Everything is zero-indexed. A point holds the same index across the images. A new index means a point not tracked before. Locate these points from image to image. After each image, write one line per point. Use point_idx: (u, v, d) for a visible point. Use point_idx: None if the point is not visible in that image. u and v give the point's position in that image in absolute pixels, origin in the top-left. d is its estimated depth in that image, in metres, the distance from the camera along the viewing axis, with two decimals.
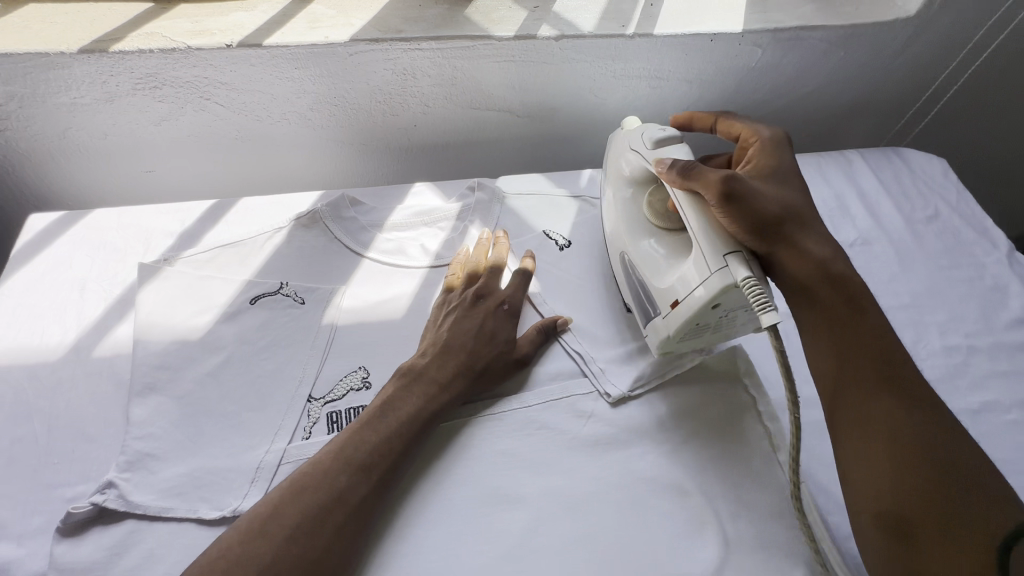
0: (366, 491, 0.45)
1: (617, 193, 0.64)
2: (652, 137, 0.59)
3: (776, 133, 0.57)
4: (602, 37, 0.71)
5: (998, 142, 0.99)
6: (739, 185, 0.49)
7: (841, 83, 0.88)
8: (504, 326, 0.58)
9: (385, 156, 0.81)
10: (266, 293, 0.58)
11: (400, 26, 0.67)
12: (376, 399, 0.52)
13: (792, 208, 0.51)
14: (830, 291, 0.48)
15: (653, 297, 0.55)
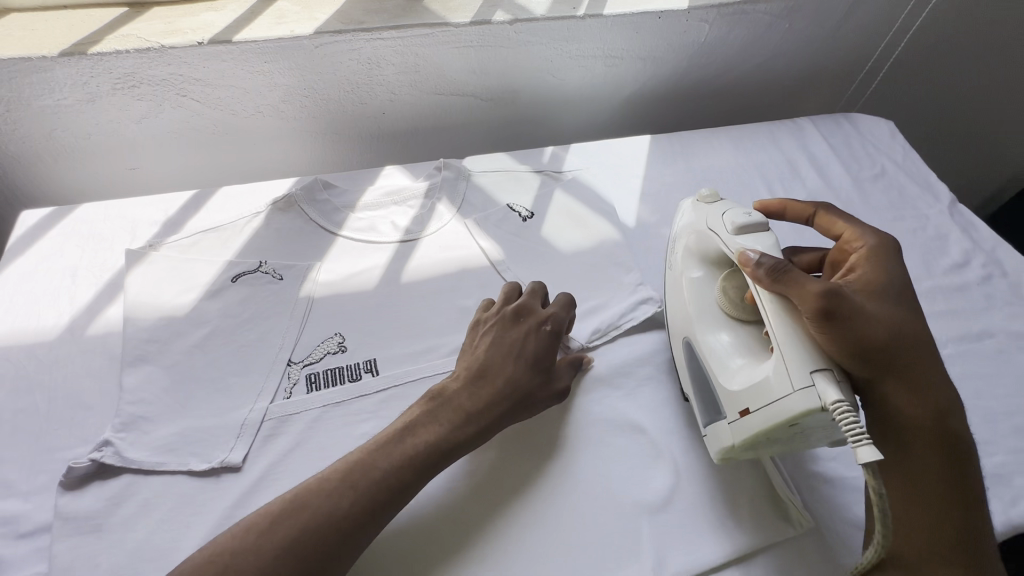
0: (365, 520, 0.42)
1: (684, 273, 0.56)
2: (735, 220, 0.51)
3: (888, 242, 0.49)
4: (555, 19, 0.75)
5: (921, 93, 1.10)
6: (841, 301, 0.41)
7: (789, 53, 0.93)
8: (543, 349, 0.54)
9: (358, 144, 0.86)
10: (246, 272, 0.62)
11: (362, 18, 0.71)
12: (399, 420, 0.49)
13: (905, 335, 0.43)
14: (928, 437, 0.42)
15: (721, 401, 0.48)
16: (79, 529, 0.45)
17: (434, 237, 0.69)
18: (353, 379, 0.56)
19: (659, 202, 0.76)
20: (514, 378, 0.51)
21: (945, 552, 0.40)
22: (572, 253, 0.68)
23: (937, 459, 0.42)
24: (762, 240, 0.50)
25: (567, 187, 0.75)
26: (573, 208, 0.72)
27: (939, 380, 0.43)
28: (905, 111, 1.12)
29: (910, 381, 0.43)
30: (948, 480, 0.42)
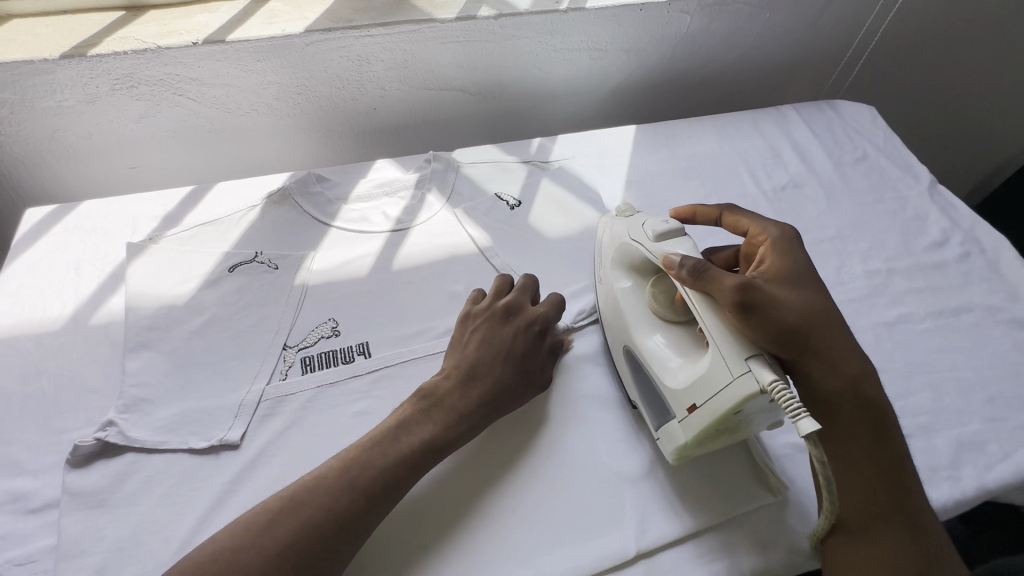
0: (365, 513, 0.44)
1: (614, 284, 0.59)
2: (654, 228, 0.55)
3: (786, 230, 0.52)
4: (538, 13, 0.77)
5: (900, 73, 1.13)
6: (756, 291, 0.44)
7: (771, 42, 0.95)
8: (531, 347, 0.56)
9: (350, 140, 0.88)
10: (243, 262, 0.65)
11: (351, 16, 0.73)
12: (393, 416, 0.50)
13: (816, 314, 0.46)
14: (849, 405, 0.44)
15: (666, 401, 0.50)
16: (85, 504, 0.47)
17: (425, 227, 0.71)
18: (346, 361, 0.58)
19: (644, 189, 0.78)
20: (504, 378, 0.53)
21: (885, 516, 0.42)
22: (558, 240, 0.71)
23: (862, 424, 0.44)
24: (681, 245, 0.53)
25: (553, 177, 0.77)
26: (559, 196, 0.75)
27: (851, 350, 0.46)
28: (886, 89, 1.16)
29: (827, 354, 0.45)
30: (876, 445, 0.44)
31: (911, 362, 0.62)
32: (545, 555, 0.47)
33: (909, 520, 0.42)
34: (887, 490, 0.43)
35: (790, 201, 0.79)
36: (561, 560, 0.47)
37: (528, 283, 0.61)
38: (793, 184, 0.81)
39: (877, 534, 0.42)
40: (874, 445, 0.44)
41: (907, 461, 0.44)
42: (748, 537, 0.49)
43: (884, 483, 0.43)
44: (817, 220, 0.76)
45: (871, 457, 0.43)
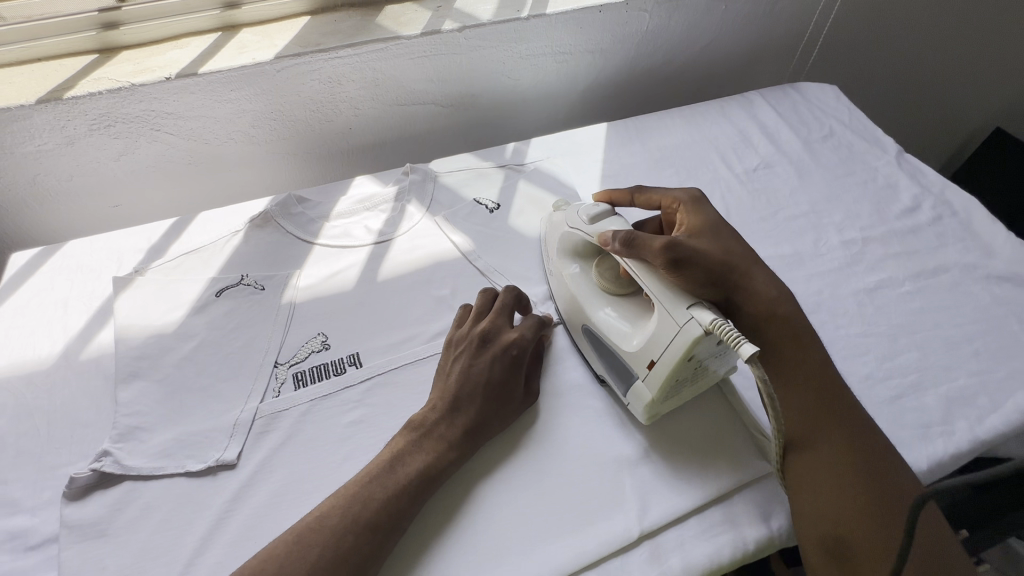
0: (372, 548, 0.44)
1: (562, 270, 0.61)
2: (585, 211, 0.58)
3: (692, 192, 0.59)
4: (501, 22, 0.80)
5: (859, 54, 1.17)
6: (684, 247, 0.50)
7: (731, 33, 0.98)
8: (516, 369, 0.55)
9: (328, 160, 0.89)
10: (229, 285, 0.65)
11: (319, 40, 0.75)
12: (384, 451, 0.50)
13: (732, 255, 0.53)
14: (774, 328, 0.51)
15: (628, 364, 0.52)
16: (85, 535, 0.47)
17: (407, 237, 0.72)
18: (338, 373, 0.58)
19: (619, 182, 0.80)
20: (489, 404, 0.52)
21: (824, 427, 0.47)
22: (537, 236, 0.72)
23: (788, 346, 0.51)
24: (613, 223, 0.57)
25: (532, 177, 0.79)
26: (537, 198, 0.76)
27: (770, 281, 0.53)
28: (848, 68, 1.19)
29: (748, 287, 0.53)
30: (806, 364, 0.50)
31: (895, 324, 0.63)
32: (552, 547, 0.47)
33: (847, 425, 0.47)
34: (820, 400, 0.48)
35: (762, 181, 0.80)
36: (567, 550, 0.47)
37: (510, 301, 0.60)
38: (764, 166, 0.82)
39: (821, 445, 0.46)
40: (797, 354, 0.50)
41: (835, 376, 0.50)
42: (749, 508, 0.50)
43: (817, 394, 0.49)
44: (790, 197, 0.78)
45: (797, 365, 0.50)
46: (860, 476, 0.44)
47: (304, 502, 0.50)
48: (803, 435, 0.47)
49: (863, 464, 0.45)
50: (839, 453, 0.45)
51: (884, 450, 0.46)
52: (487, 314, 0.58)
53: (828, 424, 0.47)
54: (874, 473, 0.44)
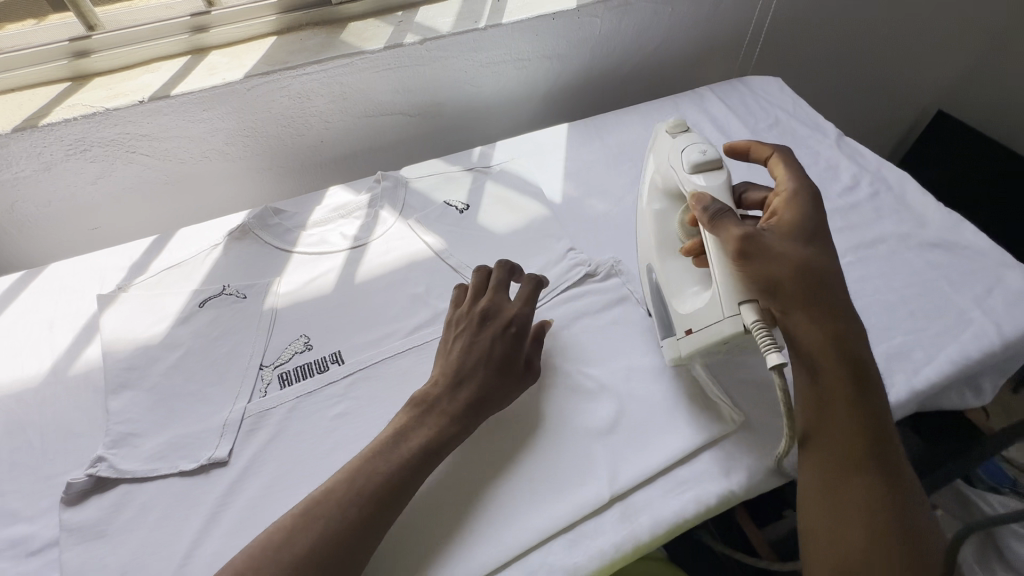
0: (377, 520, 0.47)
1: (650, 205, 0.67)
2: (686, 157, 0.62)
3: (806, 186, 0.57)
4: (460, 33, 0.84)
5: (802, 48, 1.24)
6: (752, 250, 0.51)
7: (679, 34, 1.03)
8: (514, 347, 0.57)
9: (302, 173, 0.93)
10: (212, 296, 0.68)
11: (286, 58, 0.79)
12: (389, 426, 0.53)
13: (811, 275, 0.51)
14: (834, 361, 0.48)
15: (670, 319, 0.58)
16: (84, 537, 0.50)
17: (382, 240, 0.75)
18: (321, 371, 0.61)
19: (581, 178, 0.84)
20: (487, 381, 0.55)
21: (865, 466, 0.46)
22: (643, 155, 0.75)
23: (842, 378, 0.48)
24: (712, 177, 0.60)
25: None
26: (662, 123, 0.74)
27: (830, 308, 0.50)
28: (793, 61, 1.26)
29: (811, 304, 0.50)
30: (861, 400, 0.48)
31: None
32: (533, 516, 0.50)
33: (889, 468, 0.46)
34: (870, 440, 0.47)
35: None
36: (544, 517, 0.50)
37: (502, 279, 0.62)
38: None
39: (857, 484, 0.45)
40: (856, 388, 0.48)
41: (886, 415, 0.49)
42: (711, 466, 0.54)
43: (866, 432, 0.47)
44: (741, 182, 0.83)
45: (852, 398, 0.48)
46: (892, 520, 0.44)
47: (295, 491, 0.53)
48: (839, 473, 0.46)
49: (898, 511, 0.45)
50: (869, 491, 0.45)
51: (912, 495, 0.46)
52: (484, 295, 0.61)
53: (870, 466, 0.46)
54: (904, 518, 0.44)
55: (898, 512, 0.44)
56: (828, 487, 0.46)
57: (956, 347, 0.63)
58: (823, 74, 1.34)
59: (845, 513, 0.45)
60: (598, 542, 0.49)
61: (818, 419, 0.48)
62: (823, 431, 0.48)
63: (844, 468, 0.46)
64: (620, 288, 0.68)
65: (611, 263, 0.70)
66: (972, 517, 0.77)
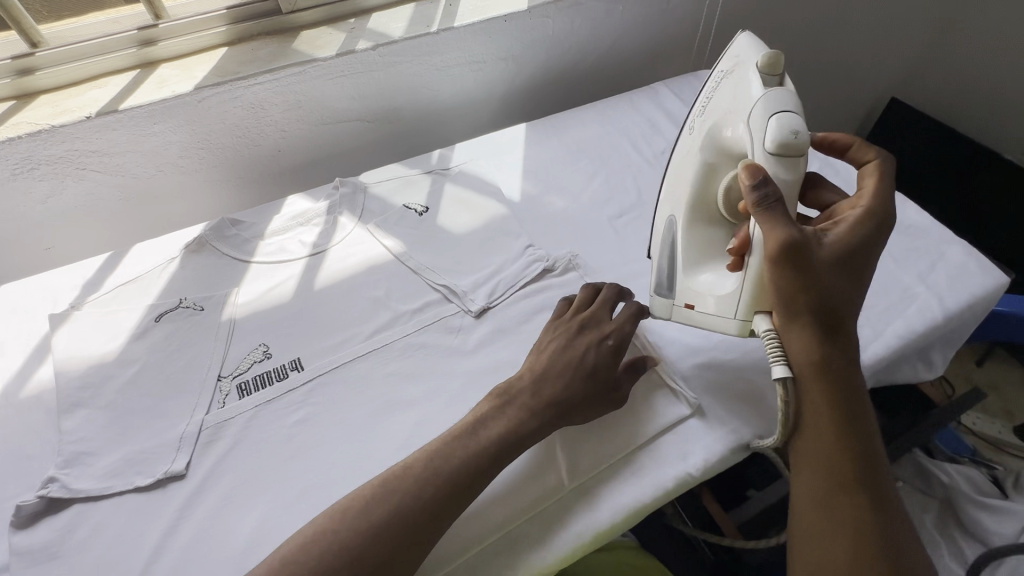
0: (450, 503, 0.47)
1: (699, 152, 0.63)
2: (772, 129, 0.53)
3: (881, 209, 0.52)
4: (412, 38, 0.85)
5: (755, 42, 1.27)
6: (780, 258, 0.47)
7: (633, 32, 1.05)
8: (608, 359, 0.56)
9: (262, 183, 0.92)
10: (168, 309, 0.68)
11: (237, 69, 0.79)
12: (470, 413, 0.53)
13: (829, 294, 0.48)
14: (825, 383, 0.46)
15: (674, 282, 0.61)
16: (36, 559, 0.49)
17: (341, 246, 0.75)
18: (281, 379, 0.61)
19: (539, 176, 0.85)
20: (573, 386, 0.54)
21: (853, 491, 0.44)
22: (720, 76, 0.65)
23: (833, 399, 0.46)
24: (789, 169, 0.52)
25: (748, 38, 0.65)
26: (756, 49, 0.62)
27: (835, 329, 0.48)
28: None
29: (817, 323, 0.47)
30: (852, 424, 0.46)
31: None
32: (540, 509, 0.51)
33: (876, 490, 0.45)
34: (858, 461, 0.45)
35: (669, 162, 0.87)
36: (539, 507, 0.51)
37: (609, 293, 0.62)
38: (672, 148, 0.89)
39: (843, 505, 0.44)
40: (846, 410, 0.46)
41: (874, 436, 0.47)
42: (670, 450, 0.55)
43: (856, 453, 0.45)
44: None
45: (843, 422, 0.46)
46: (879, 542, 0.43)
47: (254, 500, 0.52)
48: (827, 494, 0.45)
49: (882, 533, 0.43)
50: (855, 516, 0.44)
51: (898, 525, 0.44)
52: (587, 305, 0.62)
53: (858, 488, 0.44)
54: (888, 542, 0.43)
55: (886, 542, 0.43)
56: (811, 505, 0.45)
57: (901, 322, 0.65)
58: None
59: (829, 533, 0.44)
60: (563, 531, 0.50)
61: (810, 440, 0.47)
62: (812, 451, 0.46)
63: (831, 489, 0.45)
64: (578, 281, 0.69)
65: (569, 258, 0.71)
66: (931, 487, 0.80)
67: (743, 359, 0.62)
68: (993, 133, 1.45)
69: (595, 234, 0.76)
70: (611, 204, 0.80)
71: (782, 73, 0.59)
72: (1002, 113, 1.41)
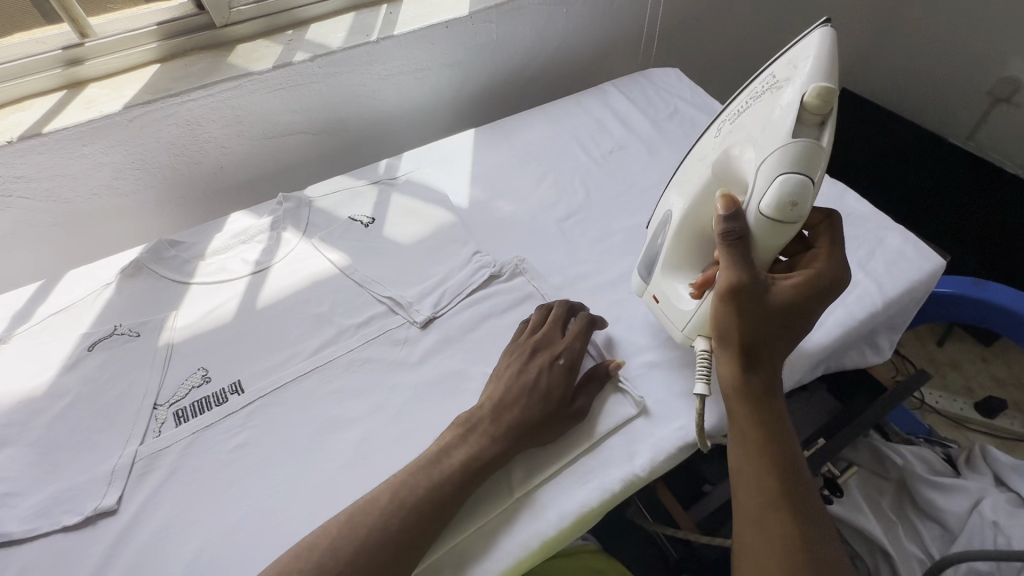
0: (417, 532, 0.46)
1: (713, 153, 0.56)
2: (774, 193, 0.48)
3: (836, 263, 0.53)
4: (351, 48, 0.83)
5: (701, 38, 1.29)
6: (730, 296, 0.49)
7: (578, 33, 1.06)
8: (562, 379, 0.56)
9: (207, 202, 0.90)
10: (102, 337, 0.65)
11: (169, 86, 0.77)
12: (434, 444, 0.52)
13: (766, 331, 0.49)
14: (751, 406, 0.49)
15: (652, 271, 0.61)
16: None
17: (284, 262, 0.73)
18: (219, 403, 0.59)
19: (487, 181, 0.85)
20: (530, 410, 0.53)
21: (784, 507, 0.46)
22: (770, 76, 0.52)
23: (759, 420, 0.49)
24: (773, 232, 0.50)
25: (821, 37, 0.49)
26: (821, 62, 0.47)
27: (767, 361, 0.50)
28: (695, 50, 1.31)
29: (750, 355, 0.50)
30: (780, 442, 0.48)
31: None
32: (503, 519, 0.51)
33: (804, 510, 0.46)
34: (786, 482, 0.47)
35: (617, 162, 0.87)
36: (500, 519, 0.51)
37: (561, 311, 0.62)
38: (619, 148, 0.90)
39: (775, 522, 0.45)
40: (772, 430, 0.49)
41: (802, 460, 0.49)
42: (616, 453, 0.54)
43: (784, 471, 0.47)
44: (642, 171, 0.85)
45: (770, 440, 0.48)
46: (809, 559, 0.44)
47: (189, 531, 0.50)
48: (758, 512, 0.46)
49: (812, 549, 0.44)
50: (786, 530, 0.45)
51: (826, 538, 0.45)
52: (540, 325, 0.61)
53: (786, 507, 0.46)
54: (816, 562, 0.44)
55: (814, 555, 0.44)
56: (743, 526, 0.47)
57: (842, 310, 0.66)
58: (725, 61, 1.40)
59: (759, 552, 0.45)
60: (508, 543, 0.49)
61: (741, 460, 0.48)
62: (743, 472, 0.48)
63: (762, 509, 0.46)
64: (524, 286, 0.69)
65: (516, 263, 0.71)
66: (887, 470, 0.81)
67: (688, 355, 0.62)
68: (940, 119, 1.49)
69: (542, 237, 0.76)
70: (559, 207, 0.80)
71: (829, 114, 0.47)
72: (947, 99, 1.45)
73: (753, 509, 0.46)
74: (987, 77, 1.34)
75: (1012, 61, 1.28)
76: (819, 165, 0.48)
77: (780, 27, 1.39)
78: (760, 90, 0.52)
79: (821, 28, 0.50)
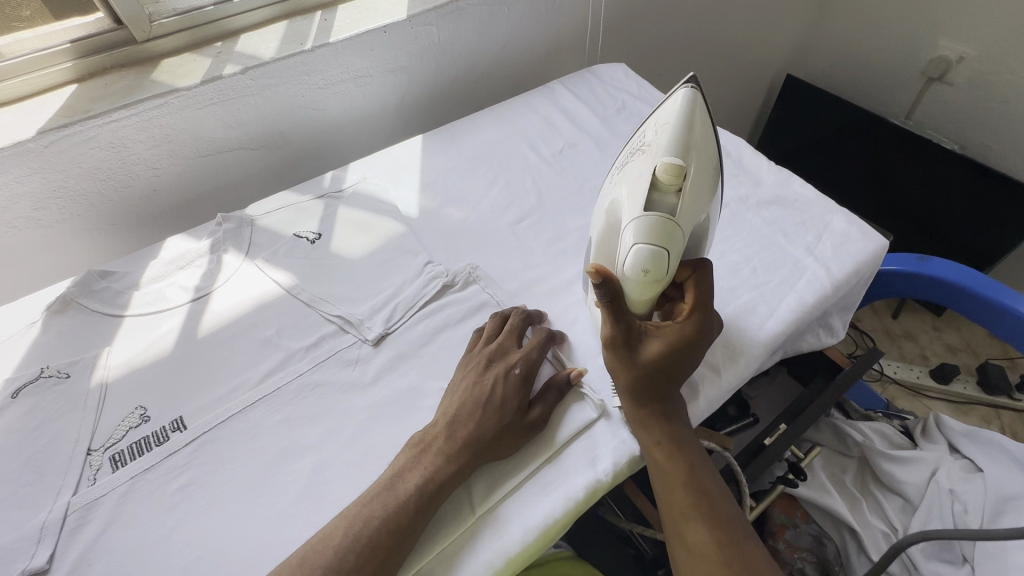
0: (374, 566, 0.44)
1: (603, 202, 0.61)
2: (630, 261, 0.52)
3: (708, 306, 0.55)
4: (284, 58, 0.80)
5: (648, 30, 1.29)
6: (609, 355, 0.53)
7: (522, 30, 1.04)
8: (517, 390, 0.54)
9: (142, 226, 0.85)
10: (28, 382, 0.61)
11: (87, 107, 0.72)
12: (387, 470, 0.51)
13: (651, 378, 0.52)
14: (653, 435, 0.52)
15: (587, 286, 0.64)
16: None
17: (227, 287, 0.70)
18: (160, 443, 0.56)
19: (437, 188, 0.83)
20: (484, 424, 0.52)
21: (697, 513, 0.50)
22: (642, 137, 0.58)
23: (663, 447, 0.52)
24: (639, 289, 0.53)
25: (683, 103, 0.54)
26: (674, 134, 0.53)
27: (659, 396, 0.53)
28: (643, 42, 1.31)
29: (642, 398, 0.53)
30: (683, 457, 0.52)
31: None
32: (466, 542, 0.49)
33: (716, 512, 0.50)
34: (695, 493, 0.51)
35: (568, 160, 0.87)
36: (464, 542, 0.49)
37: (518, 320, 0.61)
38: (569, 146, 0.89)
39: (692, 533, 0.49)
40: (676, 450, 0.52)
41: (707, 465, 0.54)
42: (578, 459, 0.53)
43: (691, 484, 0.51)
44: (593, 168, 0.85)
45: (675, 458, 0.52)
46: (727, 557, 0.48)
47: None
48: (678, 526, 0.50)
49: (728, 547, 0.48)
50: (701, 534, 0.49)
51: (739, 526, 0.50)
52: (497, 335, 0.60)
53: (699, 518, 0.50)
54: (739, 563, 0.47)
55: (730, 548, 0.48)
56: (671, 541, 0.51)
57: (793, 297, 0.66)
58: (672, 52, 1.41)
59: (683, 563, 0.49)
60: (472, 564, 0.47)
61: (658, 485, 0.52)
62: (661, 493, 0.52)
63: (676, 522, 0.50)
64: (479, 294, 0.67)
65: (469, 272, 0.69)
66: (849, 447, 0.84)
67: None
68: (881, 100, 1.53)
69: (494, 242, 0.74)
70: (511, 210, 0.79)
71: (683, 182, 0.52)
72: (885, 81, 1.50)
73: (675, 523, 0.50)
74: (921, 57, 1.39)
75: (942, 40, 1.33)
76: (673, 233, 0.52)
77: (724, 16, 1.42)
78: (634, 150, 0.58)
79: (683, 93, 0.55)
